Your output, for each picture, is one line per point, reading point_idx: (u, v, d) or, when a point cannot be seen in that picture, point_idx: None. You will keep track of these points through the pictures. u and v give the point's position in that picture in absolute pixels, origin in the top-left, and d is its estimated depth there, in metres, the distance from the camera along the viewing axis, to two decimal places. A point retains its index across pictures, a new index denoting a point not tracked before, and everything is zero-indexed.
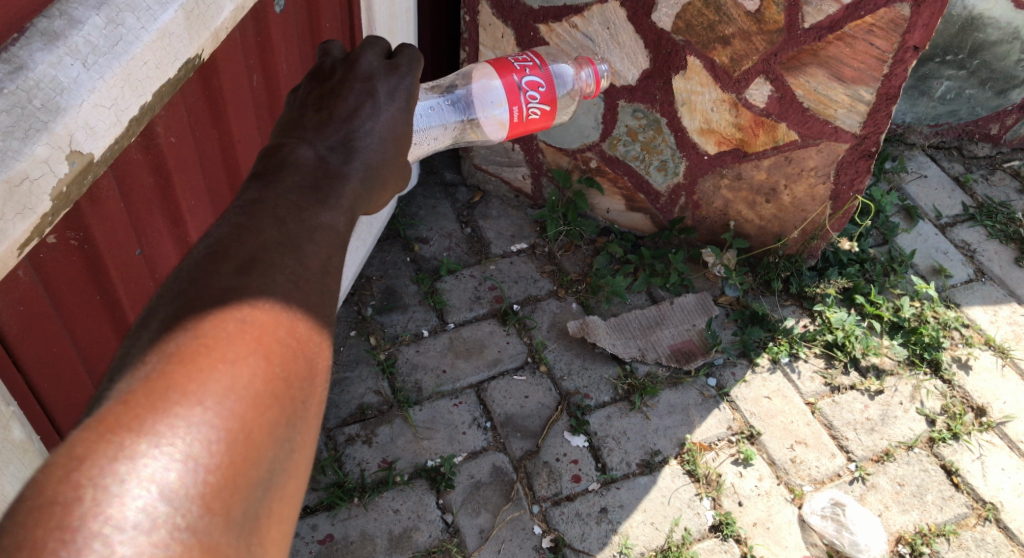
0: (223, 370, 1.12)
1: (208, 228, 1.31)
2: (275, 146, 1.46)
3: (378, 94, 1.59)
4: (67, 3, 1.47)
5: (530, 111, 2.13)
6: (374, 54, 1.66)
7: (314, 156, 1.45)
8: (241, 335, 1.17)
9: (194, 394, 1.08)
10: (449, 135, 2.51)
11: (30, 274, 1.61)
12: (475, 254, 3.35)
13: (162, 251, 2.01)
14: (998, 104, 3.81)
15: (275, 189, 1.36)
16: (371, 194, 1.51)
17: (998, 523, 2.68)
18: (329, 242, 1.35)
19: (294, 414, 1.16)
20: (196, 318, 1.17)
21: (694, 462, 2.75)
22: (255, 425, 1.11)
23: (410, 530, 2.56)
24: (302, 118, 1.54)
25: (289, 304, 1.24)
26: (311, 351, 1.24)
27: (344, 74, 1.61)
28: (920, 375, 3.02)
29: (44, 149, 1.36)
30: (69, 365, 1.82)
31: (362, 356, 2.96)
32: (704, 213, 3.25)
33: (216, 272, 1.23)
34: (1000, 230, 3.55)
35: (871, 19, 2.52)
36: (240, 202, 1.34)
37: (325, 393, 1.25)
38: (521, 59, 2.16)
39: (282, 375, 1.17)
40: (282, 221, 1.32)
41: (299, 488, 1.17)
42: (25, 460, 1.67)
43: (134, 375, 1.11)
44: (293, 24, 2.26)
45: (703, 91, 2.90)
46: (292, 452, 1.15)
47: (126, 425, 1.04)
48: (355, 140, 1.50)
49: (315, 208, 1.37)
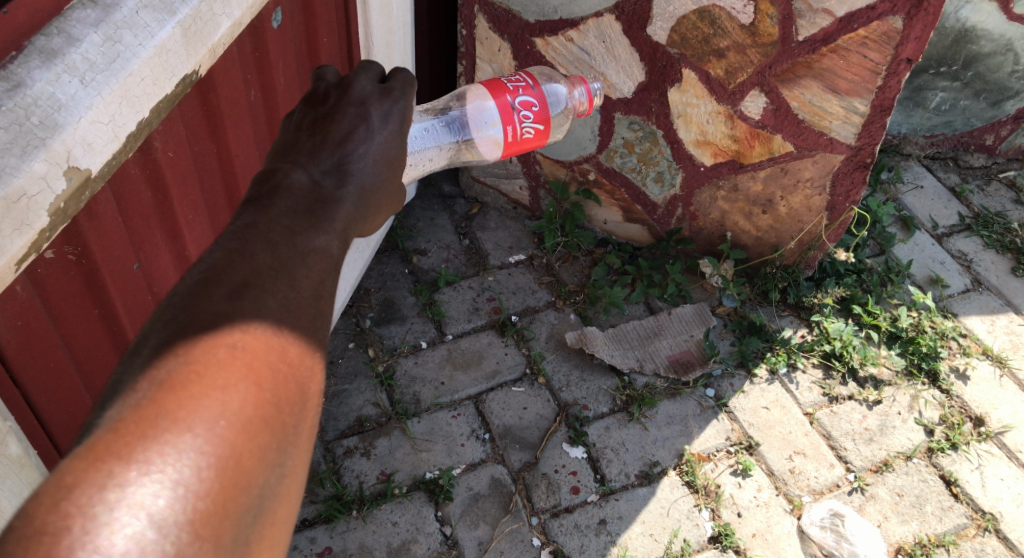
0: (213, 397, 1.13)
1: (201, 253, 1.32)
2: (269, 171, 1.48)
3: (372, 118, 1.61)
4: (65, 21, 1.49)
5: (524, 130, 2.15)
6: (367, 78, 1.68)
7: (308, 180, 1.47)
8: (232, 361, 1.18)
9: (184, 421, 1.10)
10: (444, 157, 2.55)
11: (28, 290, 1.62)
12: (473, 265, 3.36)
13: (159, 268, 2.02)
14: (993, 115, 3.83)
15: (269, 214, 1.38)
16: (364, 217, 1.53)
17: (998, 533, 2.68)
18: (322, 266, 1.37)
19: (285, 439, 1.18)
20: (187, 344, 1.18)
21: (693, 473, 2.75)
22: (245, 451, 1.12)
23: (409, 542, 2.57)
24: (296, 142, 1.56)
25: (280, 328, 1.26)
26: (303, 376, 1.25)
27: (337, 99, 1.63)
28: (917, 385, 3.03)
29: (41, 166, 1.37)
30: (66, 381, 1.83)
31: (360, 369, 2.96)
32: (701, 223, 3.27)
33: (209, 297, 1.24)
34: (996, 240, 3.57)
35: (864, 32, 2.54)
36: (234, 226, 1.36)
37: (317, 417, 1.26)
38: (514, 79, 2.18)
39: (272, 400, 1.19)
40: (275, 246, 1.34)
41: (289, 513, 1.19)
42: (21, 475, 1.68)
43: (124, 402, 1.12)
44: (289, 43, 2.28)
45: (698, 103, 2.91)
46: (283, 477, 1.16)
47: (116, 453, 1.05)
48: (348, 164, 1.53)
49: (307, 233, 1.39)
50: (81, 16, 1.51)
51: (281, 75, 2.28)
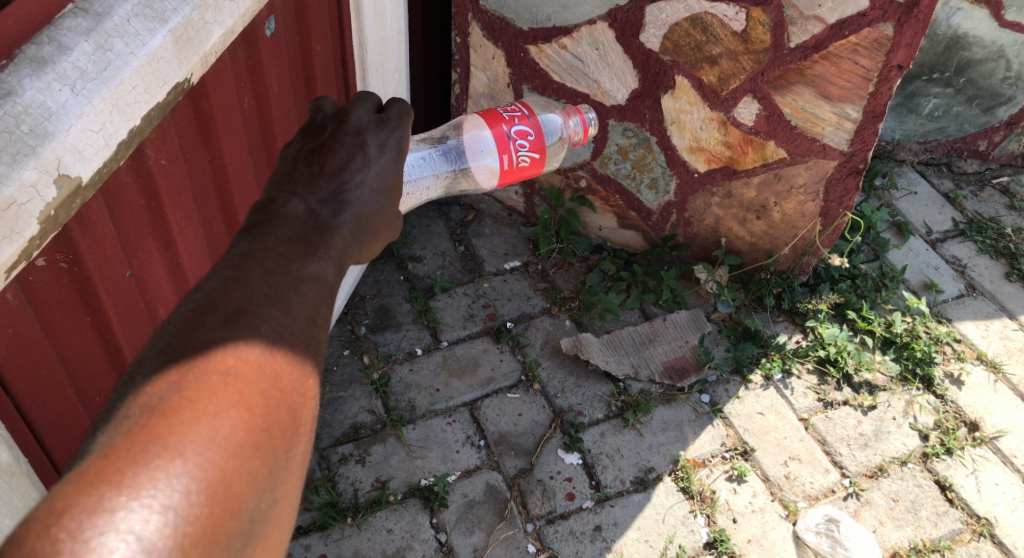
0: (204, 423, 1.14)
1: (197, 281, 1.33)
2: (267, 199, 1.50)
3: (369, 146, 1.62)
4: (56, 30, 1.49)
5: (519, 159, 2.16)
6: (365, 108, 1.69)
7: (305, 209, 1.48)
8: (223, 388, 1.19)
9: (174, 447, 1.10)
10: (442, 184, 2.56)
11: (19, 297, 1.62)
12: (469, 272, 3.36)
13: (152, 276, 2.02)
14: (986, 121, 3.84)
15: (265, 241, 1.40)
16: (360, 244, 1.54)
17: (992, 539, 2.68)
18: (317, 292, 1.38)
19: (276, 465, 1.18)
20: (180, 371, 1.19)
21: (688, 479, 2.75)
22: (236, 477, 1.12)
23: (403, 549, 2.56)
24: (294, 171, 1.57)
25: (273, 352, 1.27)
26: (295, 402, 1.26)
27: (335, 129, 1.65)
28: (912, 391, 3.03)
29: (31, 174, 1.38)
30: (58, 389, 1.83)
31: (355, 376, 2.96)
32: (696, 230, 3.28)
33: (203, 324, 1.25)
34: (990, 245, 3.58)
35: (855, 39, 2.56)
36: (230, 254, 1.37)
37: (310, 442, 1.27)
38: (510, 109, 2.19)
39: (263, 425, 1.19)
40: (270, 273, 1.35)
41: (280, 538, 1.19)
42: (11, 483, 1.69)
43: (116, 428, 1.13)
44: (283, 56, 2.29)
45: (691, 110, 2.92)
46: (274, 502, 1.17)
47: (106, 479, 1.05)
48: (345, 192, 1.54)
49: (303, 259, 1.41)
50: (72, 25, 1.51)
51: (275, 83, 2.28)
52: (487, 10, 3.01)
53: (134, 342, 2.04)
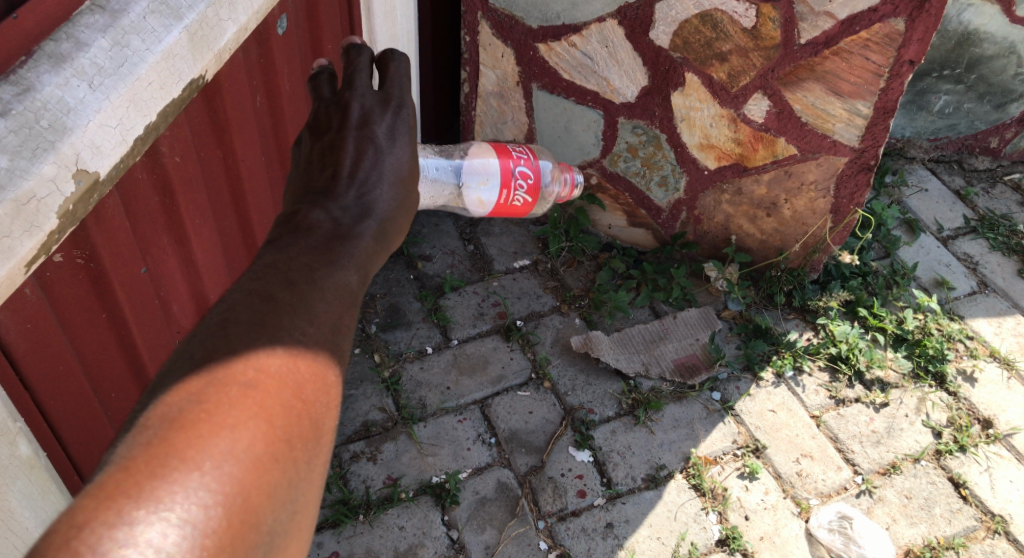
0: (222, 436, 1.14)
1: (223, 295, 1.34)
2: (290, 213, 1.49)
3: (378, 137, 1.62)
4: (74, 26, 1.50)
5: None
6: (365, 92, 1.68)
7: (329, 220, 1.49)
8: (243, 400, 1.19)
9: (193, 460, 1.11)
10: None
11: (36, 292, 1.64)
12: (478, 270, 3.37)
13: (166, 272, 2.03)
14: (997, 117, 3.83)
15: (289, 253, 1.40)
16: (386, 247, 1.55)
17: (1007, 535, 2.67)
18: (341, 302, 1.39)
19: (297, 476, 1.19)
20: (201, 383, 1.20)
21: (699, 476, 2.75)
22: (254, 488, 1.13)
23: (416, 546, 2.57)
24: (312, 179, 1.57)
25: (296, 363, 1.27)
26: (317, 412, 1.26)
27: (340, 124, 1.63)
28: (924, 388, 3.02)
29: (51, 168, 1.39)
30: (75, 384, 1.84)
31: (367, 374, 2.97)
32: (706, 227, 3.28)
33: (226, 334, 1.26)
34: (1002, 242, 3.56)
35: (866, 34, 2.55)
36: (255, 268, 1.38)
37: (330, 452, 1.27)
38: None
39: (284, 437, 1.19)
40: (294, 284, 1.36)
41: (299, 548, 1.20)
42: (30, 475, 1.70)
43: (134, 439, 1.13)
44: (296, 55, 2.31)
45: (702, 107, 2.93)
46: (294, 513, 1.18)
47: (126, 493, 1.06)
48: (368, 199, 1.54)
49: (328, 267, 1.42)
50: (90, 21, 1.52)
51: (286, 81, 2.29)
52: (496, 8, 3.01)
53: (149, 339, 2.05)
